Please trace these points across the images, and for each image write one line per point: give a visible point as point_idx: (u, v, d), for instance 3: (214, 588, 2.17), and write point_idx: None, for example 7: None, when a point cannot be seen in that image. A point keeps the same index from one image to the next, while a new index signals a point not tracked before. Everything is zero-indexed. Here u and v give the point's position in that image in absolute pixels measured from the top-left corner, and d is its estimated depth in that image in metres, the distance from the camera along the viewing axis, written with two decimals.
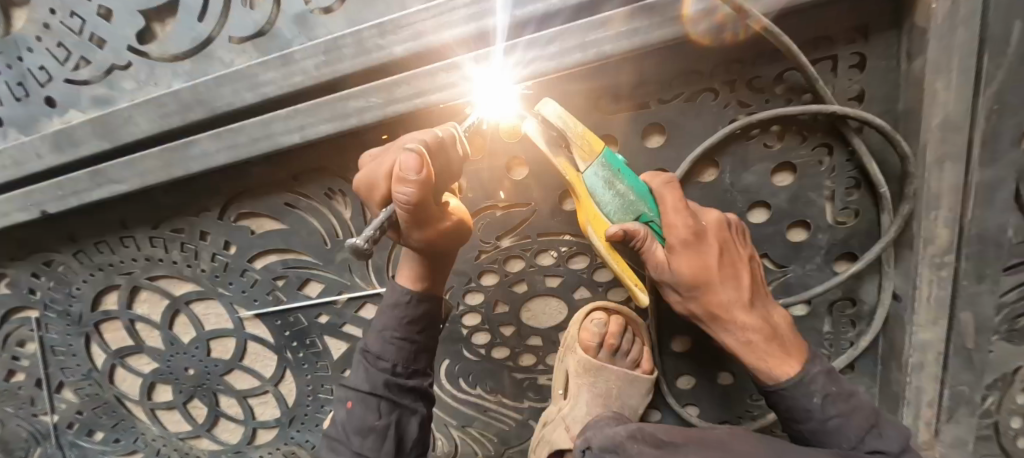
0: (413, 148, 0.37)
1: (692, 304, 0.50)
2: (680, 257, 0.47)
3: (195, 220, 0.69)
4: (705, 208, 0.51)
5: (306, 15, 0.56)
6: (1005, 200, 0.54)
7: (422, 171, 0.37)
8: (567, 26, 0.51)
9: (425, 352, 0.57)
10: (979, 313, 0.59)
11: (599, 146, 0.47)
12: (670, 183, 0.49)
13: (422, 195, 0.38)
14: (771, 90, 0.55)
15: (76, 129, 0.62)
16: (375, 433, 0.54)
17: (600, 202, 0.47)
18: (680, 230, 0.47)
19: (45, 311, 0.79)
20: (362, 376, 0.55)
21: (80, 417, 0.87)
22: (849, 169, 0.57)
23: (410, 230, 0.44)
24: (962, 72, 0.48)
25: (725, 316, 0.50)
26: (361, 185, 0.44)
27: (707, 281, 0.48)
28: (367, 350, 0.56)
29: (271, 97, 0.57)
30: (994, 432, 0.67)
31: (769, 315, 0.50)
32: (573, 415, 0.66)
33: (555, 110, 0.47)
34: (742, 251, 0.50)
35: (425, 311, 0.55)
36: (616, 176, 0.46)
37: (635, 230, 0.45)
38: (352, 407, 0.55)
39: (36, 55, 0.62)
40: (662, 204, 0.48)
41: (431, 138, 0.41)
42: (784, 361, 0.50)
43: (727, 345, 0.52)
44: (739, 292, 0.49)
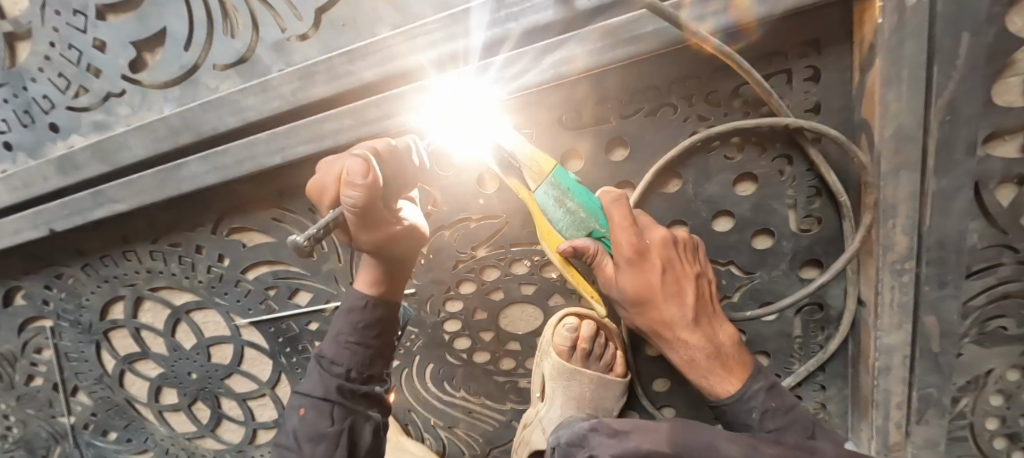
0: (361, 154, 0.40)
1: (640, 319, 0.56)
2: (626, 275, 0.52)
3: (191, 235, 0.73)
4: (654, 223, 0.54)
5: (283, 43, 0.59)
6: (963, 207, 0.54)
7: (369, 176, 0.39)
8: (525, 49, 0.53)
9: (379, 357, 0.60)
10: (943, 317, 0.59)
11: (549, 167, 0.49)
12: (619, 201, 0.51)
13: (368, 199, 0.41)
14: (728, 104, 0.56)
15: (78, 154, 0.66)
16: (327, 439, 0.55)
17: (553, 220, 0.50)
18: (626, 250, 0.50)
19: (58, 320, 0.84)
20: (317, 382, 0.58)
21: (94, 418, 0.93)
22: (810, 178, 0.58)
23: (359, 232, 0.47)
24: (912, 84, 0.49)
25: (671, 333, 0.55)
26: (314, 191, 0.46)
27: (653, 300, 0.53)
28: (322, 355, 0.59)
29: (253, 121, 0.60)
30: (968, 433, 0.67)
31: (713, 333, 0.56)
32: (549, 417, 0.69)
33: (504, 136, 0.51)
34: (689, 268, 0.54)
35: (378, 318, 0.59)
36: (565, 195, 0.49)
37: (585, 247, 0.50)
38: (306, 414, 0.57)
39: (40, 84, 0.66)
40: (610, 220, 0.51)
41: (383, 147, 0.44)
42: (725, 377, 0.56)
43: (673, 356, 0.58)
44: (684, 311, 0.54)
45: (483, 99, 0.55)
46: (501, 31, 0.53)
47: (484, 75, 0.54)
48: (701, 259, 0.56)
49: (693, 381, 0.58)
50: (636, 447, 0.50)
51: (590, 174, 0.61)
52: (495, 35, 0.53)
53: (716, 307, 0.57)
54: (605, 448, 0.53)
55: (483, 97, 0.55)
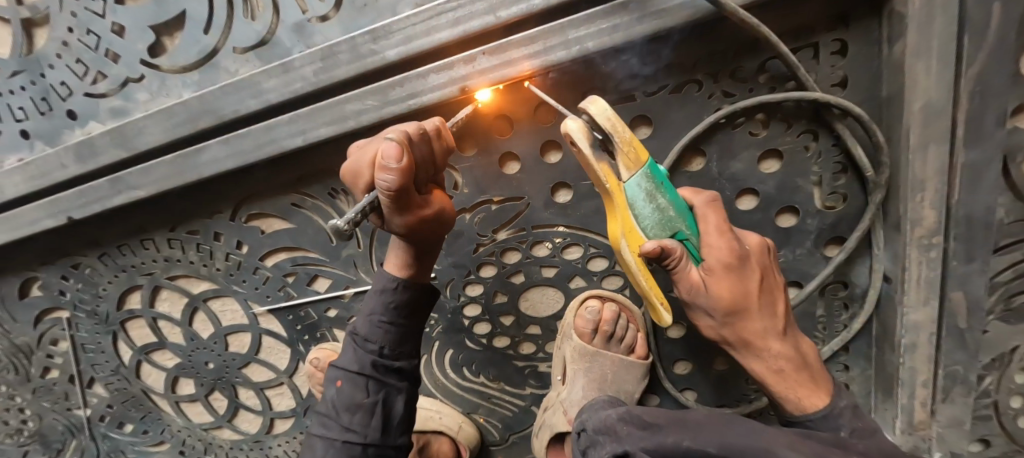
0: (392, 138, 0.39)
1: (726, 330, 0.56)
2: (719, 281, 0.52)
3: (209, 222, 0.73)
4: (746, 231, 0.57)
5: (304, 24, 0.59)
6: (991, 180, 0.54)
7: (401, 159, 0.39)
8: (550, 24, 0.52)
9: (410, 336, 0.60)
10: (970, 294, 0.59)
11: (644, 156, 0.46)
12: (713, 205, 0.53)
13: (402, 182, 0.40)
14: (754, 80, 0.56)
15: (96, 140, 0.66)
16: (364, 410, 0.57)
17: (639, 214, 0.48)
18: (722, 254, 0.52)
19: (75, 311, 0.84)
20: (351, 358, 0.59)
21: (111, 411, 0.92)
22: (835, 154, 0.58)
23: (393, 215, 0.46)
24: (942, 56, 0.49)
25: (759, 342, 0.55)
26: (349, 174, 0.46)
27: (746, 308, 0.54)
28: (355, 334, 0.59)
29: (274, 103, 0.60)
30: (993, 411, 0.67)
31: (799, 345, 0.57)
32: (570, 399, 0.69)
33: (603, 111, 0.45)
34: (778, 280, 0.56)
35: (410, 299, 0.59)
36: (658, 189, 0.47)
37: (672, 248, 0.49)
38: (342, 386, 0.58)
39: (57, 71, 0.66)
40: (705, 225, 0.52)
41: (412, 129, 0.43)
42: (812, 392, 0.56)
43: (755, 369, 0.58)
44: (774, 321, 0.55)
45: (507, 77, 0.55)
46: (525, 6, 0.52)
47: (507, 52, 0.54)
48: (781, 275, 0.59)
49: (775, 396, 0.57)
50: (673, 442, 0.49)
51: None
52: (519, 10, 0.52)
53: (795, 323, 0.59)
54: (636, 440, 0.51)
55: (507, 74, 0.54)
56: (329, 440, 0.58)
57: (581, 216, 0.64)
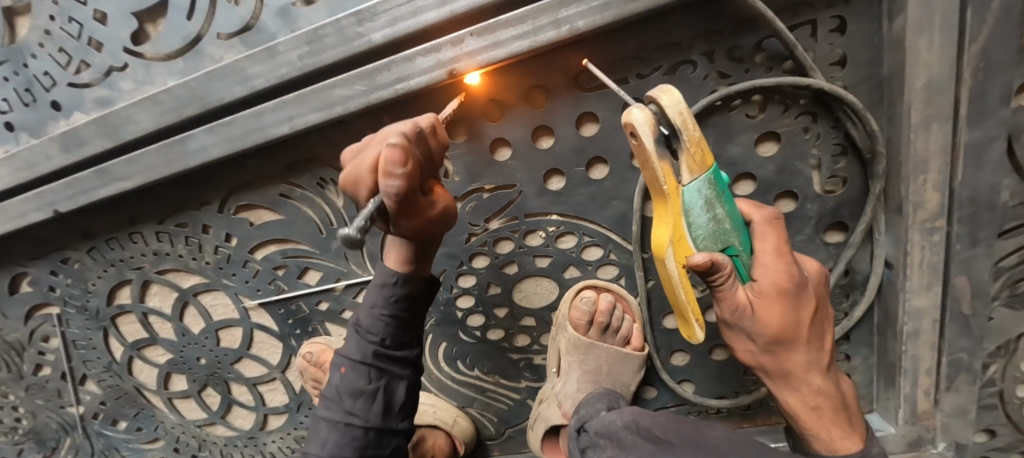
0: (393, 143, 0.38)
1: (768, 357, 0.52)
2: (771, 307, 0.49)
3: (197, 214, 0.71)
4: (804, 256, 0.54)
5: (289, 8, 0.57)
6: (997, 160, 0.52)
7: (406, 163, 0.38)
8: (540, 3, 0.50)
9: (413, 328, 0.59)
10: (975, 279, 0.58)
11: (709, 161, 0.44)
12: (774, 222, 0.49)
13: (409, 187, 0.39)
14: (751, 60, 0.54)
15: (81, 130, 0.64)
16: (365, 396, 0.57)
17: (694, 222, 0.45)
18: (779, 278, 0.48)
19: (65, 307, 0.83)
20: (353, 348, 0.57)
21: (104, 408, 0.91)
22: (835, 136, 0.56)
23: (399, 220, 0.44)
24: (945, 31, 0.47)
25: (801, 374, 0.53)
26: (347, 182, 0.43)
27: (794, 338, 0.51)
28: (358, 323, 0.58)
29: (260, 89, 0.58)
30: (998, 400, 0.66)
31: (837, 382, 0.55)
32: (565, 392, 0.69)
33: (676, 105, 0.42)
34: (828, 311, 0.54)
35: (411, 294, 0.57)
36: (717, 199, 0.45)
37: (724, 263, 0.45)
38: (345, 373, 0.57)
39: (40, 60, 0.65)
40: (762, 248, 0.49)
41: (410, 128, 0.42)
42: (845, 434, 0.53)
43: (789, 401, 0.55)
44: (819, 354, 0.53)
45: (496, 60, 0.53)
46: None
47: (495, 33, 0.52)
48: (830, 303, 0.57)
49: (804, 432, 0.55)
50: None
51: (607, 137, 0.59)
52: None
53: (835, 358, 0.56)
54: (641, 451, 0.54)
55: (496, 56, 0.53)
56: (332, 421, 0.58)
57: (575, 204, 0.63)
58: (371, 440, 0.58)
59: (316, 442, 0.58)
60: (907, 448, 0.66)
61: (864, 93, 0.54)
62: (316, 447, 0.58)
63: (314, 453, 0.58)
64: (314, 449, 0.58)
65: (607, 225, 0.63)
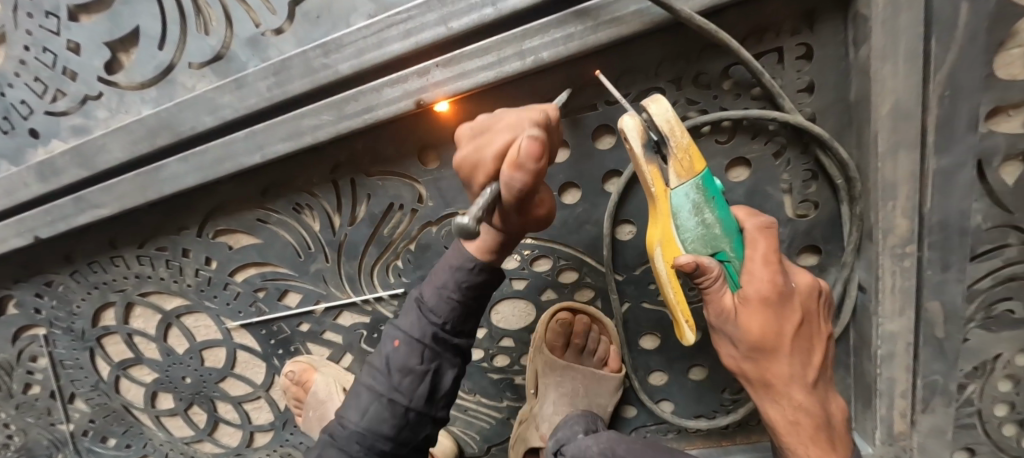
0: (531, 137, 0.38)
1: (748, 364, 0.50)
2: (752, 314, 0.46)
3: (176, 239, 0.72)
4: (800, 269, 0.51)
5: (258, 38, 0.57)
6: (965, 186, 0.52)
7: (540, 161, 0.38)
8: (504, 34, 0.51)
9: (475, 315, 0.55)
10: (947, 302, 0.57)
11: (699, 166, 0.42)
12: (766, 231, 0.47)
13: (533, 183, 0.39)
14: (718, 86, 0.54)
15: (57, 159, 0.65)
16: (414, 375, 0.53)
17: (681, 226, 0.43)
18: (763, 284, 0.46)
19: (52, 328, 0.83)
20: (413, 321, 0.54)
21: (93, 425, 0.92)
22: (804, 161, 0.56)
23: (511, 215, 0.45)
24: (909, 59, 0.47)
25: (782, 388, 0.50)
26: (463, 164, 0.43)
27: (776, 348, 0.48)
28: (421, 299, 0.54)
29: (231, 119, 0.59)
30: (977, 420, 0.65)
31: (826, 400, 0.51)
32: (541, 414, 0.72)
33: (664, 112, 0.41)
34: (822, 328, 0.51)
35: (483, 282, 0.52)
36: (706, 204, 0.44)
37: (709, 267, 0.44)
38: (398, 347, 0.54)
39: (17, 89, 0.65)
40: (750, 252, 0.47)
41: (541, 120, 0.41)
42: (827, 454, 0.51)
43: (769, 415, 0.52)
44: (805, 369, 0.50)
45: (462, 90, 0.53)
46: (477, 16, 0.50)
47: (460, 64, 0.52)
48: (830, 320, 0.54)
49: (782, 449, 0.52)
50: None
51: (577, 163, 0.59)
52: (470, 21, 0.50)
53: (830, 376, 0.53)
54: None
55: (462, 87, 0.53)
56: (375, 393, 0.54)
57: (549, 228, 0.63)
58: (410, 422, 0.54)
59: (354, 411, 0.54)
60: None
61: (831, 118, 0.54)
62: (354, 416, 0.54)
63: (351, 422, 0.54)
64: (351, 417, 0.54)
65: (581, 248, 0.63)
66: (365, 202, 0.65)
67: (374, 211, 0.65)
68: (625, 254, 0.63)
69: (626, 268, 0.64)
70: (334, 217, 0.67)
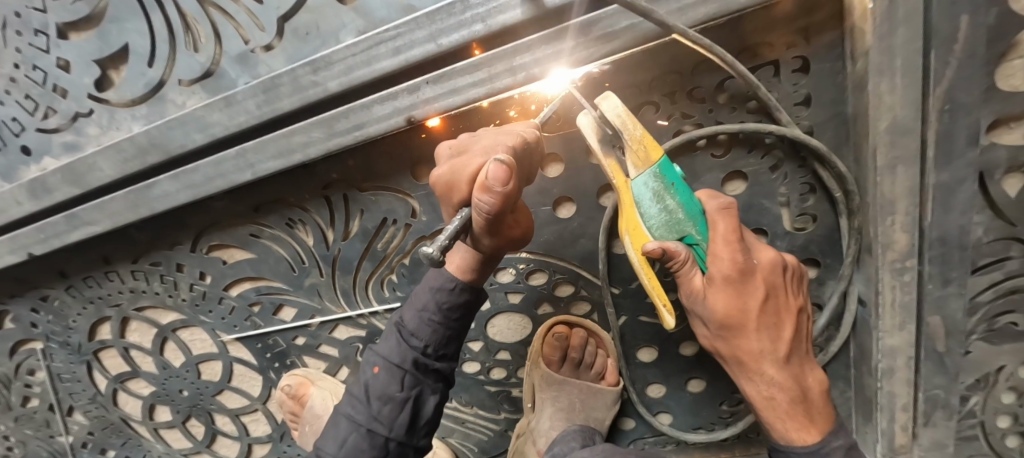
0: (501, 158, 0.39)
1: (720, 342, 0.50)
2: (717, 292, 0.46)
3: (170, 254, 0.71)
4: (762, 245, 0.48)
5: (248, 54, 0.56)
6: (966, 201, 0.51)
7: (507, 186, 0.39)
8: (495, 50, 0.50)
9: (456, 339, 0.55)
10: (948, 315, 0.57)
11: (656, 155, 0.44)
12: (726, 210, 0.46)
13: (501, 207, 0.41)
14: (713, 100, 0.53)
15: (49, 176, 0.64)
16: (394, 403, 0.53)
17: (644, 213, 0.45)
18: (724, 264, 0.45)
19: (49, 342, 0.83)
20: (393, 347, 0.54)
21: (92, 437, 0.92)
22: (802, 174, 0.55)
23: (483, 236, 0.46)
24: (907, 73, 0.46)
25: (755, 365, 0.49)
26: (441, 185, 0.45)
27: (741, 325, 0.47)
28: (401, 325, 0.55)
29: (221, 136, 0.58)
30: (980, 432, 0.64)
31: (802, 375, 0.50)
32: (539, 428, 0.72)
33: (613, 109, 0.43)
34: (792, 300, 0.49)
35: (464, 303, 0.53)
36: (667, 190, 0.45)
37: (676, 251, 0.45)
38: (378, 373, 0.54)
39: (8, 107, 0.65)
40: (713, 231, 0.46)
41: (516, 142, 0.43)
42: (804, 427, 0.50)
43: (747, 391, 0.52)
44: (775, 345, 0.49)
45: (452, 107, 0.53)
46: (468, 32, 0.50)
47: (451, 80, 0.52)
48: (802, 291, 0.51)
49: (761, 423, 0.52)
50: None
51: (572, 177, 0.58)
52: (460, 37, 0.50)
53: (808, 350, 0.51)
54: None
55: (452, 104, 0.52)
56: (355, 422, 0.54)
57: (544, 242, 0.62)
58: (390, 451, 0.54)
59: (333, 441, 0.54)
60: None
61: (829, 132, 0.53)
62: (333, 447, 0.54)
63: (329, 453, 0.54)
64: (330, 447, 0.54)
65: (576, 262, 0.63)
66: (359, 217, 0.65)
67: (368, 226, 0.65)
68: (621, 268, 0.62)
69: (622, 281, 0.63)
70: (328, 232, 0.66)
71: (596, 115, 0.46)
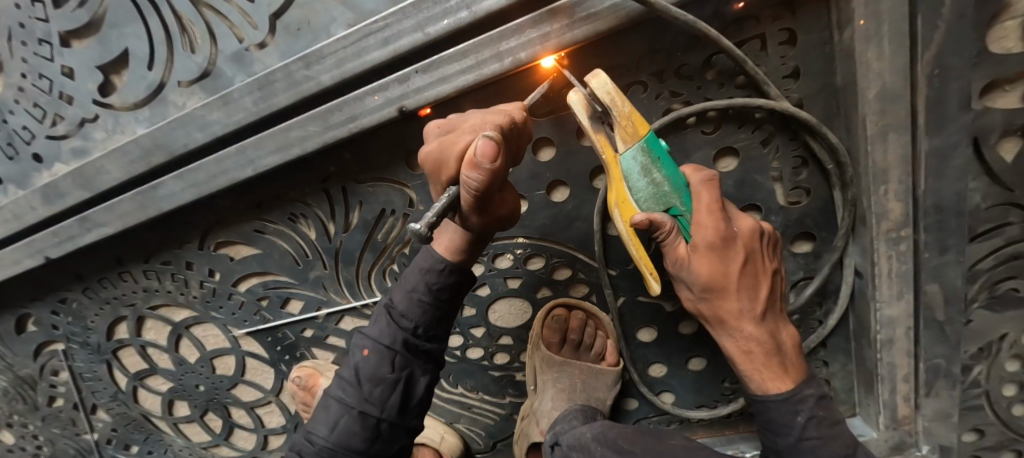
0: (488, 135, 0.40)
1: (703, 305, 0.51)
2: (702, 258, 0.48)
3: (180, 252, 0.73)
4: (742, 213, 0.50)
5: (242, 53, 0.58)
6: (959, 167, 0.51)
7: (495, 162, 0.40)
8: (481, 36, 0.51)
9: (446, 320, 0.57)
10: (947, 284, 0.57)
11: (643, 130, 0.45)
12: (709, 182, 0.47)
13: (488, 183, 0.42)
14: (701, 77, 0.53)
15: (60, 182, 0.66)
16: (386, 384, 0.55)
17: (632, 188, 0.46)
18: (708, 232, 0.47)
19: (69, 343, 0.86)
20: (383, 329, 0.56)
21: (116, 433, 0.96)
22: (794, 147, 0.55)
23: (471, 214, 0.48)
24: (894, 39, 0.46)
25: (734, 323, 0.51)
26: (429, 163, 0.46)
27: (724, 286, 0.49)
28: (391, 306, 0.56)
29: (221, 135, 0.60)
30: (985, 401, 0.64)
31: (777, 330, 0.52)
32: (541, 410, 0.72)
33: (604, 86, 0.43)
34: (768, 263, 0.51)
35: (453, 284, 0.55)
36: (654, 164, 0.45)
37: (662, 222, 0.46)
38: (368, 355, 0.55)
39: (18, 115, 0.67)
40: (696, 201, 0.47)
41: (505, 121, 0.44)
42: (779, 377, 0.51)
43: (726, 348, 0.53)
44: (753, 303, 0.50)
45: (442, 95, 0.54)
46: (454, 20, 0.51)
47: (440, 69, 0.53)
48: (779, 256, 0.53)
49: (740, 376, 0.53)
50: None
51: (564, 162, 0.58)
52: (446, 25, 0.51)
53: (783, 307, 0.53)
54: None
55: (442, 92, 0.54)
56: (345, 406, 0.55)
57: (540, 227, 0.63)
58: (382, 433, 0.56)
59: (324, 425, 0.55)
60: (890, 452, 0.65)
61: (819, 104, 0.53)
62: (324, 431, 0.55)
63: (320, 436, 0.55)
64: (321, 431, 0.55)
65: (573, 245, 0.63)
66: (358, 209, 0.66)
67: (367, 218, 0.66)
68: (616, 249, 0.63)
69: (619, 263, 0.64)
70: (329, 225, 0.68)
71: (585, 92, 0.46)
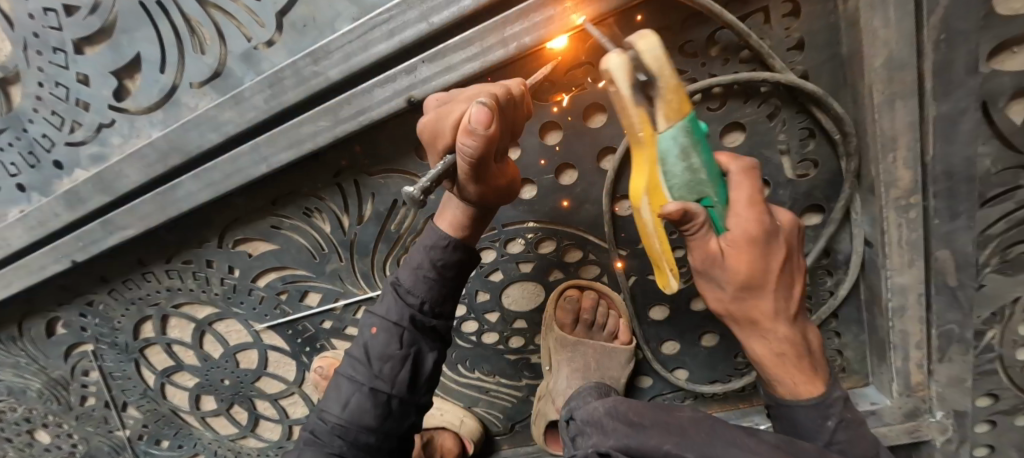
0: (482, 102, 0.41)
1: (733, 306, 0.48)
2: (739, 255, 0.44)
3: (199, 251, 0.75)
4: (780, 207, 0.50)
5: (251, 52, 0.59)
6: (968, 132, 0.51)
7: (490, 127, 0.41)
8: (485, 24, 0.52)
9: (451, 298, 0.59)
10: (957, 250, 0.57)
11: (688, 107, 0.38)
12: (749, 171, 0.46)
13: (482, 148, 0.42)
14: (705, 53, 0.53)
15: (81, 187, 0.68)
16: (395, 360, 0.56)
17: (668, 173, 0.40)
18: (750, 226, 0.44)
19: (98, 343, 0.88)
20: (391, 306, 0.57)
21: (147, 429, 0.99)
22: (800, 120, 0.55)
23: (468, 184, 0.49)
24: (901, 5, 0.46)
25: (769, 325, 0.49)
26: (427, 134, 0.47)
27: (761, 284, 0.47)
28: (398, 283, 0.58)
29: (234, 134, 0.61)
30: (999, 366, 0.65)
31: (805, 332, 0.51)
32: (556, 389, 0.74)
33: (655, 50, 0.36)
34: (799, 261, 0.50)
35: (458, 260, 0.57)
36: (694, 147, 0.40)
37: (696, 213, 0.41)
38: (376, 333, 0.57)
39: (37, 124, 0.68)
40: (735, 194, 0.45)
41: (502, 92, 0.45)
42: (810, 381, 0.51)
43: (753, 351, 0.51)
44: (788, 304, 0.50)
45: (449, 83, 0.55)
46: (457, 8, 0.51)
47: (445, 57, 0.54)
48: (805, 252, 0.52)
49: (768, 379, 0.52)
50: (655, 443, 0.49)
51: (569, 144, 0.59)
52: (451, 14, 0.52)
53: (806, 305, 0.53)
54: (619, 435, 0.53)
55: (449, 81, 0.55)
56: (356, 383, 0.57)
57: (549, 211, 0.64)
58: (393, 410, 0.57)
59: (336, 403, 0.57)
60: (904, 419, 0.66)
61: (824, 76, 0.53)
62: (336, 409, 0.57)
63: (333, 414, 0.57)
64: (333, 409, 0.57)
65: (582, 227, 0.64)
66: (371, 200, 0.68)
67: (380, 209, 0.68)
68: (622, 230, 0.64)
69: (628, 243, 0.65)
70: (343, 218, 0.69)
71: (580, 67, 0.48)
